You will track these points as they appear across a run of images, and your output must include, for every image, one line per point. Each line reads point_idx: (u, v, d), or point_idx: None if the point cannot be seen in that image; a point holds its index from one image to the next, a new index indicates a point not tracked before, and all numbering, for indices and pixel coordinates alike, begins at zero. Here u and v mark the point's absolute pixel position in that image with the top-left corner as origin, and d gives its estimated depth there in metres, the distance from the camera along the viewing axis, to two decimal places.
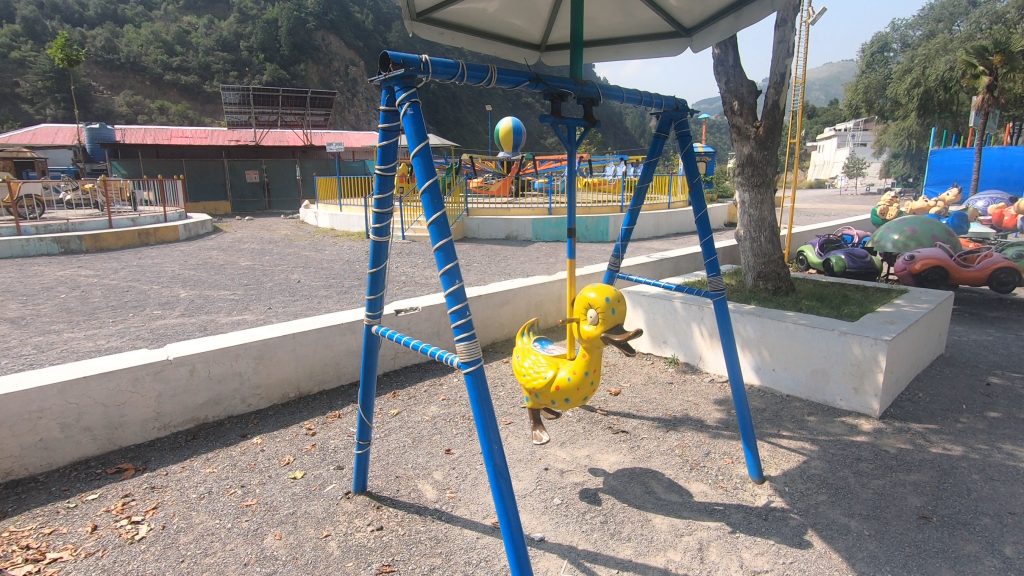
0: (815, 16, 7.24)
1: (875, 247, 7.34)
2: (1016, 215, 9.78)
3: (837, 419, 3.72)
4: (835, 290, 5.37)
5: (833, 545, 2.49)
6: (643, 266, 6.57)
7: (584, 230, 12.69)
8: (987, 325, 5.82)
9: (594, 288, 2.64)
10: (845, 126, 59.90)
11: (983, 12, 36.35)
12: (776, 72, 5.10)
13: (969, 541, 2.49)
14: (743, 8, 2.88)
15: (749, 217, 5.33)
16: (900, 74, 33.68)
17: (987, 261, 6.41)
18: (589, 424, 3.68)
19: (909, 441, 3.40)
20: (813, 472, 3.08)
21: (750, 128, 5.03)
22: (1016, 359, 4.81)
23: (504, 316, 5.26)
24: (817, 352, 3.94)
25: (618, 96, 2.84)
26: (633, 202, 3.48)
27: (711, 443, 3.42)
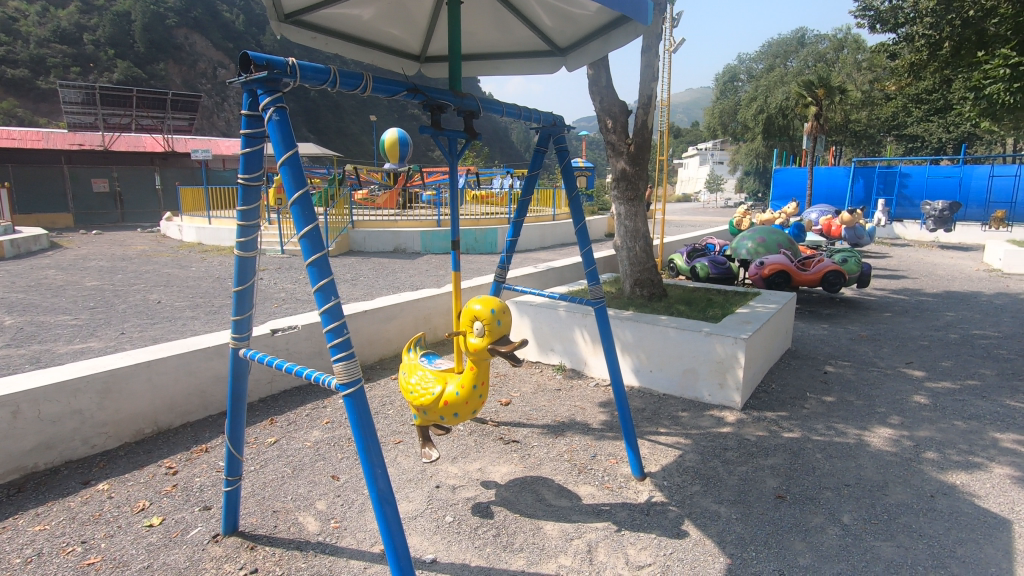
0: (676, 44, 7.95)
1: (733, 255, 8.16)
2: (840, 226, 11.34)
3: (706, 413, 4.04)
4: (701, 294, 5.86)
5: (706, 532, 2.68)
6: (529, 276, 6.74)
7: (473, 242, 12.77)
8: (822, 321, 6.69)
9: (479, 300, 2.64)
10: (704, 146, 66.35)
11: (808, 51, 42.27)
12: (643, 94, 5.50)
13: (815, 514, 2.81)
14: (611, 32, 3.04)
15: (625, 228, 5.66)
16: (747, 102, 38.14)
17: (821, 265, 7.29)
18: (480, 437, 3.66)
19: (766, 429, 3.78)
20: (687, 465, 3.31)
21: (623, 145, 5.41)
22: (845, 350, 5.56)
23: (392, 332, 5.11)
24: (687, 353, 4.26)
25: (498, 111, 2.87)
26: (517, 214, 3.54)
27: (597, 445, 3.56)
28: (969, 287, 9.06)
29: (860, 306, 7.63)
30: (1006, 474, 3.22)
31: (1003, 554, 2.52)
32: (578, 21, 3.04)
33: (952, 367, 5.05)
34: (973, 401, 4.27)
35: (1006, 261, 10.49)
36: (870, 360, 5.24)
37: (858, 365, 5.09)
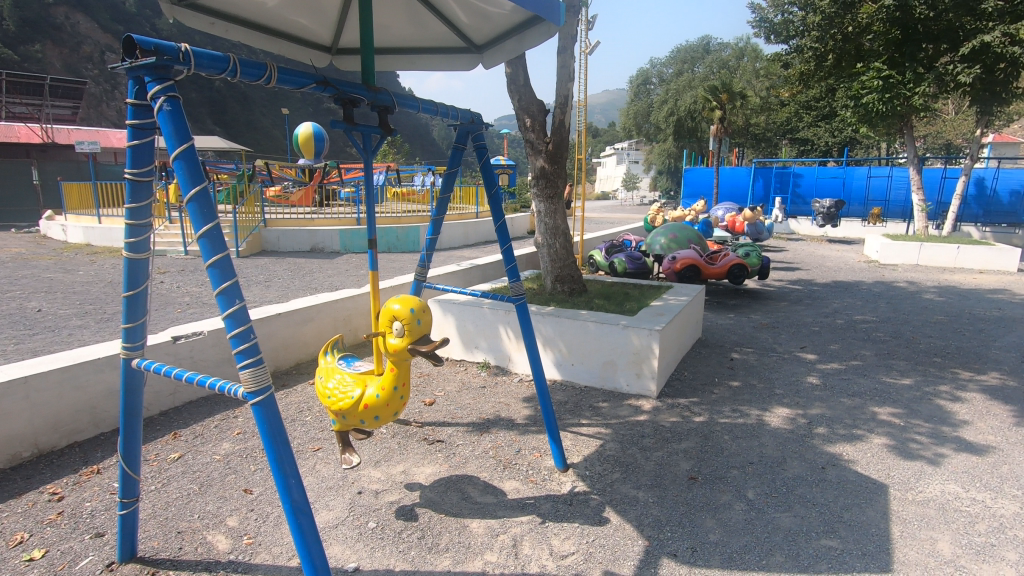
0: (590, 46, 8.19)
1: (648, 250, 8.56)
2: (743, 222, 12.18)
3: (624, 403, 4.21)
4: (618, 288, 6.08)
5: (625, 516, 2.79)
6: (452, 274, 6.69)
7: (395, 240, 12.48)
8: (729, 312, 7.15)
9: (398, 299, 2.59)
10: (621, 146, 68.74)
11: (713, 58, 44.83)
12: (560, 94, 5.62)
13: (724, 492, 3.01)
14: (525, 31, 3.07)
15: (545, 225, 5.76)
16: (659, 104, 39.92)
17: (726, 259, 7.80)
18: (403, 439, 3.60)
19: (679, 414, 3.99)
20: (608, 454, 3.43)
21: (542, 144, 5.50)
22: (748, 337, 5.99)
23: (309, 335, 4.90)
24: (606, 345, 4.41)
25: (414, 106, 2.82)
26: (436, 211, 3.50)
27: (521, 440, 3.60)
28: (853, 277, 10.04)
29: (761, 296, 8.23)
30: (883, 443, 3.60)
31: (883, 516, 2.81)
32: (493, 19, 3.04)
33: (839, 350, 5.58)
34: (857, 380, 4.74)
35: (883, 252, 11.74)
36: (770, 346, 5.67)
37: (759, 351, 5.50)
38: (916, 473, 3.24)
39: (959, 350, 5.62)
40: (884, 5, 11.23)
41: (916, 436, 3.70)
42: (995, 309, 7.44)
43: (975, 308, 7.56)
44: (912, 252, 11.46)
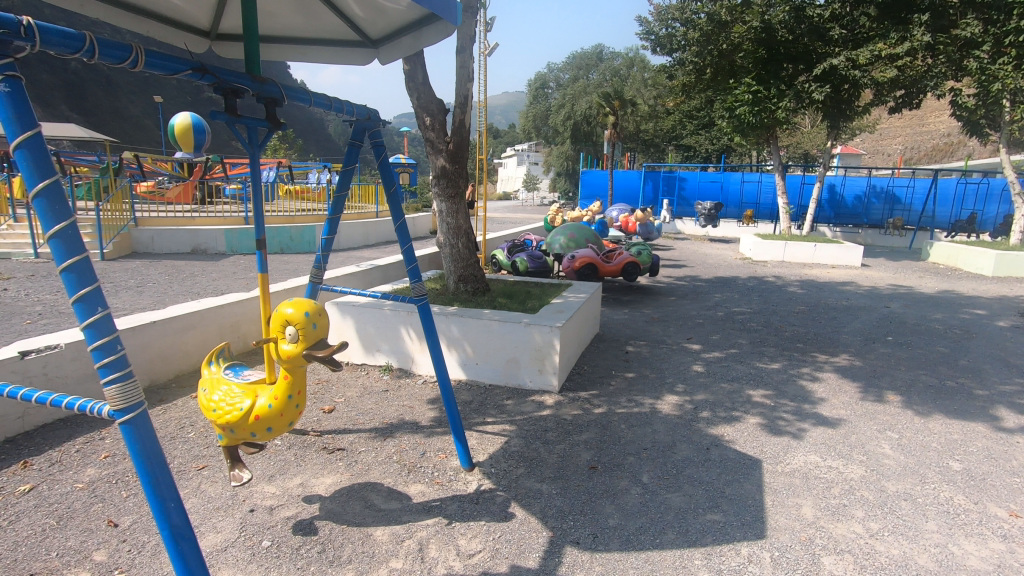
0: (489, 48, 8.26)
1: (548, 250, 8.86)
2: (635, 222, 12.92)
3: (528, 399, 4.30)
4: (520, 287, 6.20)
5: (530, 510, 2.85)
6: (351, 276, 6.47)
7: (288, 241, 11.78)
8: (623, 307, 7.55)
9: (291, 303, 2.45)
10: (521, 147, 70.02)
11: (606, 66, 47.02)
12: (460, 94, 5.61)
13: (621, 478, 3.17)
14: (422, 29, 3.03)
15: (447, 225, 5.72)
16: (557, 108, 41.19)
17: (620, 257, 8.22)
18: (300, 450, 3.42)
19: (580, 407, 4.15)
20: (512, 450, 3.49)
21: (442, 143, 5.46)
22: (641, 331, 6.36)
23: (191, 344, 4.50)
24: (509, 343, 4.48)
25: (306, 100, 2.67)
26: (332, 210, 3.35)
27: (426, 442, 3.55)
28: (730, 272, 11.02)
29: (652, 292, 8.78)
30: (757, 422, 3.99)
31: (757, 488, 3.12)
32: (389, 14, 2.98)
33: (719, 340, 6.10)
34: (735, 366, 5.21)
35: (755, 249, 12.98)
36: (661, 338, 6.07)
37: (651, 343, 5.87)
38: (784, 447, 3.62)
39: (817, 336, 6.36)
40: (753, 26, 12.40)
41: (784, 414, 4.13)
42: (844, 299, 8.52)
43: (829, 299, 8.59)
44: (778, 249, 12.81)
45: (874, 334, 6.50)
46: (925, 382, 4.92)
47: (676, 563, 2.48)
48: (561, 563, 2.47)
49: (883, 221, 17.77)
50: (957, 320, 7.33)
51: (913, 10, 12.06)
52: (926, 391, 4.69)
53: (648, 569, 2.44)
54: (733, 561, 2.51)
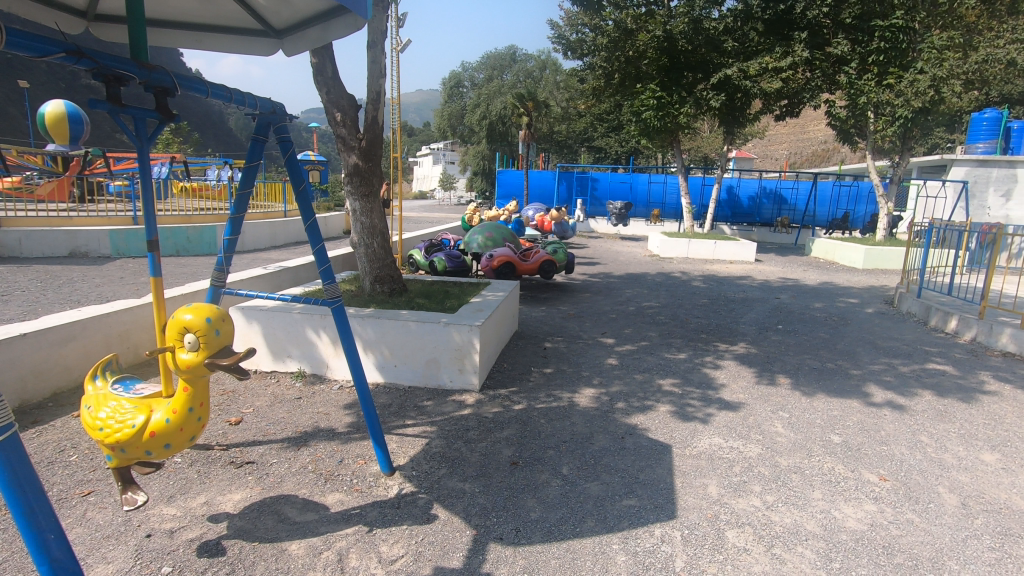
0: (401, 44, 8.12)
1: (466, 249, 8.84)
2: (551, 220, 13.24)
3: (449, 399, 4.28)
4: (438, 287, 6.14)
5: (453, 510, 2.84)
6: (258, 279, 6.10)
7: (185, 242, 10.89)
8: (541, 305, 7.70)
9: (190, 308, 2.27)
10: (436, 146, 69.28)
11: (520, 67, 47.59)
12: (372, 90, 5.46)
13: (542, 472, 3.24)
14: (328, 22, 2.92)
15: (361, 224, 5.55)
16: (472, 107, 41.17)
17: (538, 256, 8.36)
18: (204, 466, 3.18)
19: (500, 404, 4.19)
20: (434, 451, 3.46)
21: (354, 140, 5.29)
22: (558, 327, 6.52)
23: (71, 357, 4.05)
24: (428, 343, 4.43)
25: (203, 91, 2.49)
26: (234, 209, 3.15)
27: (344, 449, 3.44)
28: (640, 269, 11.56)
29: (568, 289, 9.02)
30: (667, 410, 4.22)
31: (668, 471, 3.31)
32: (293, 4, 2.84)
33: (631, 333, 6.39)
34: (646, 358, 5.48)
35: (662, 247, 13.70)
36: (577, 334, 6.26)
37: (568, 339, 6.04)
38: (691, 431, 3.87)
39: (718, 327, 6.84)
40: (656, 35, 13.05)
41: (690, 401, 4.41)
42: (740, 292, 9.22)
43: (728, 292, 9.25)
44: (683, 246, 13.60)
45: (767, 324, 7.08)
46: (810, 365, 5.44)
47: (595, 550, 2.57)
48: (485, 560, 2.48)
49: (773, 220, 19.37)
50: (835, 309, 8.17)
51: (794, 27, 13.31)
52: (811, 373, 5.20)
53: (570, 558, 2.51)
54: (648, 542, 2.64)
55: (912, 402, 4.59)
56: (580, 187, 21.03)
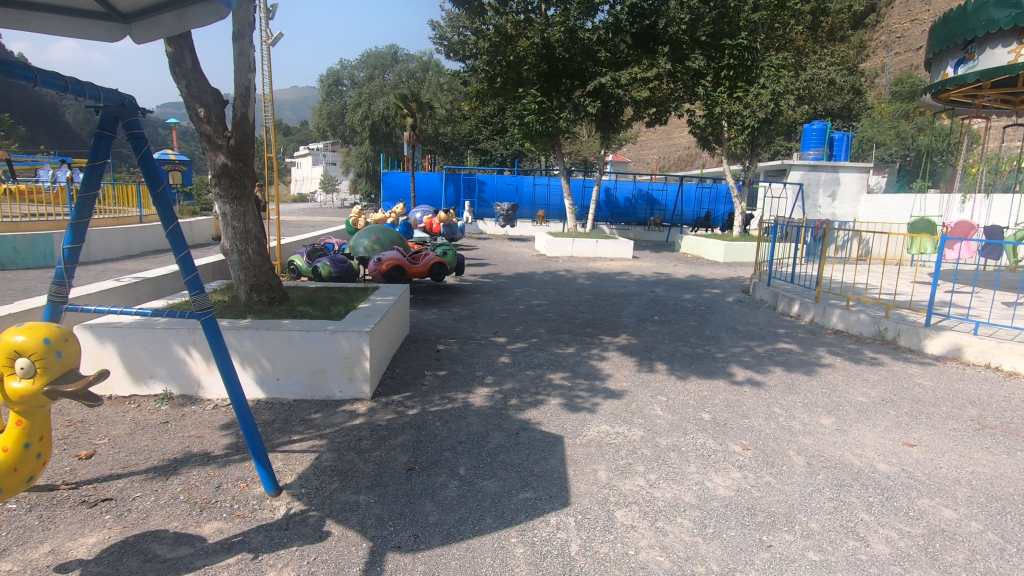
0: (272, 37, 7.64)
1: (352, 253, 8.56)
2: (439, 223, 13.22)
3: (338, 409, 4.10)
4: (323, 294, 5.86)
5: (347, 524, 2.74)
6: (109, 292, 5.42)
7: (13, 253, 9.37)
8: (432, 307, 7.64)
9: (22, 329, 2.00)
10: (315, 146, 65.93)
11: (402, 67, 46.71)
12: (240, 85, 5.07)
13: (439, 475, 3.23)
14: (186, 8, 2.68)
15: (232, 229, 5.12)
16: (353, 106, 39.77)
17: (427, 258, 8.30)
18: (49, 509, 2.77)
19: (393, 411, 4.10)
20: (324, 465, 3.30)
21: (221, 138, 4.88)
22: (450, 329, 6.52)
23: None
24: (314, 353, 4.22)
25: (28, 77, 2.18)
26: (76, 213, 2.77)
27: (221, 473, 3.16)
28: (528, 268, 11.87)
29: (459, 290, 9.04)
30: (558, 402, 4.40)
31: (561, 461, 3.44)
32: None
33: (522, 331, 6.56)
34: (536, 354, 5.66)
35: (549, 247, 14.17)
36: (469, 335, 6.30)
37: (461, 340, 6.06)
38: (581, 421, 4.06)
39: (602, 321, 7.24)
40: (535, 42, 13.45)
41: (579, 392, 4.63)
42: (621, 287, 9.82)
43: (609, 288, 9.83)
44: (567, 245, 14.19)
45: (645, 316, 7.63)
46: (683, 351, 5.95)
47: (494, 545, 2.61)
48: (382, 571, 2.42)
49: (647, 219, 20.86)
50: (702, 299, 9.01)
51: (658, 42, 14.46)
52: (684, 359, 5.68)
53: (469, 557, 2.53)
54: (544, 531, 2.73)
55: (766, 378, 5.19)
56: (467, 188, 21.13)
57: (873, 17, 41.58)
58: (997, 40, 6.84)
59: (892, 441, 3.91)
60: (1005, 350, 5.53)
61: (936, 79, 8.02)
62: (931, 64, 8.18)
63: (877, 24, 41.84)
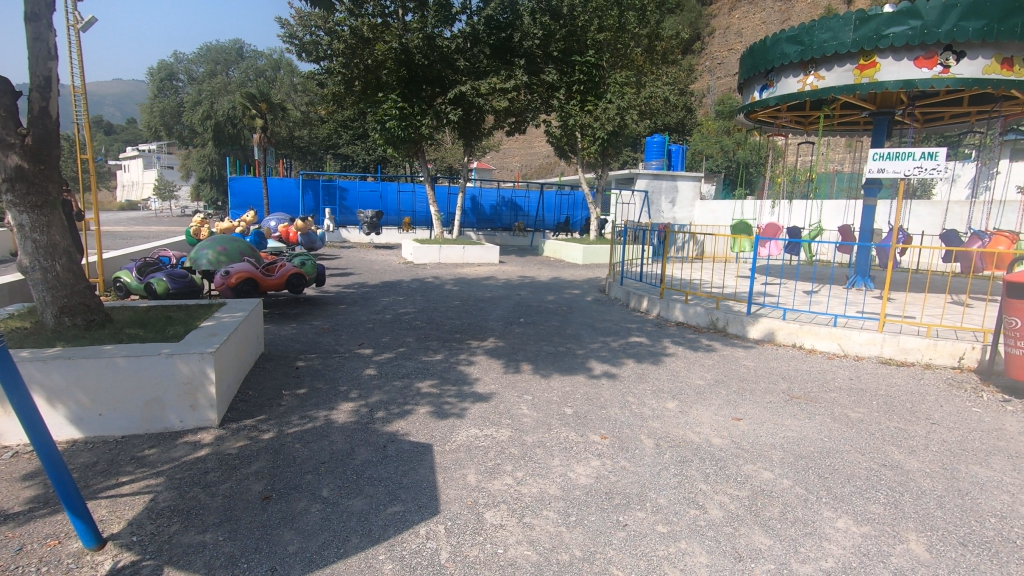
0: (81, 21, 6.64)
1: (194, 266, 7.73)
2: (296, 232, 12.55)
3: (179, 442, 3.67)
4: (156, 313, 5.21)
5: (191, 569, 2.45)
6: None
7: None
8: (290, 322, 7.14)
9: None
10: (147, 148, 58.50)
11: (248, 64, 43.21)
12: (37, 75, 4.33)
13: (300, 500, 3.03)
14: None
15: (33, 242, 4.34)
16: (191, 104, 35.95)
17: (284, 269, 7.71)
18: None
19: (245, 437, 3.77)
20: (161, 506, 2.93)
21: (13, 136, 4.15)
22: (311, 344, 6.15)
23: None
24: (146, 381, 3.74)
25: None
26: None
27: (23, 533, 2.66)
28: (395, 277, 11.60)
29: (320, 302, 8.58)
30: (426, 410, 4.36)
31: (430, 470, 3.41)
32: None
33: (389, 341, 6.40)
34: (404, 363, 5.55)
35: (416, 254, 13.99)
36: (332, 348, 5.99)
37: (322, 354, 5.75)
38: (450, 427, 4.06)
39: (470, 325, 7.32)
40: (394, 46, 13.22)
41: (448, 398, 4.63)
42: (488, 292, 10.01)
43: (477, 293, 9.98)
44: (435, 252, 14.15)
45: (511, 318, 7.86)
46: (547, 350, 6.23)
47: (361, 566, 2.51)
48: None
49: (511, 225, 21.53)
50: (563, 300, 9.51)
51: (514, 54, 14.98)
52: (548, 358, 5.94)
53: None
54: (414, 543, 2.69)
55: (620, 370, 5.62)
56: (327, 195, 20.11)
57: (698, 45, 47.19)
58: (789, 70, 8.13)
59: (724, 417, 4.44)
60: (805, 331, 6.56)
61: (746, 101, 9.31)
62: (742, 88, 9.48)
63: (702, 50, 47.51)
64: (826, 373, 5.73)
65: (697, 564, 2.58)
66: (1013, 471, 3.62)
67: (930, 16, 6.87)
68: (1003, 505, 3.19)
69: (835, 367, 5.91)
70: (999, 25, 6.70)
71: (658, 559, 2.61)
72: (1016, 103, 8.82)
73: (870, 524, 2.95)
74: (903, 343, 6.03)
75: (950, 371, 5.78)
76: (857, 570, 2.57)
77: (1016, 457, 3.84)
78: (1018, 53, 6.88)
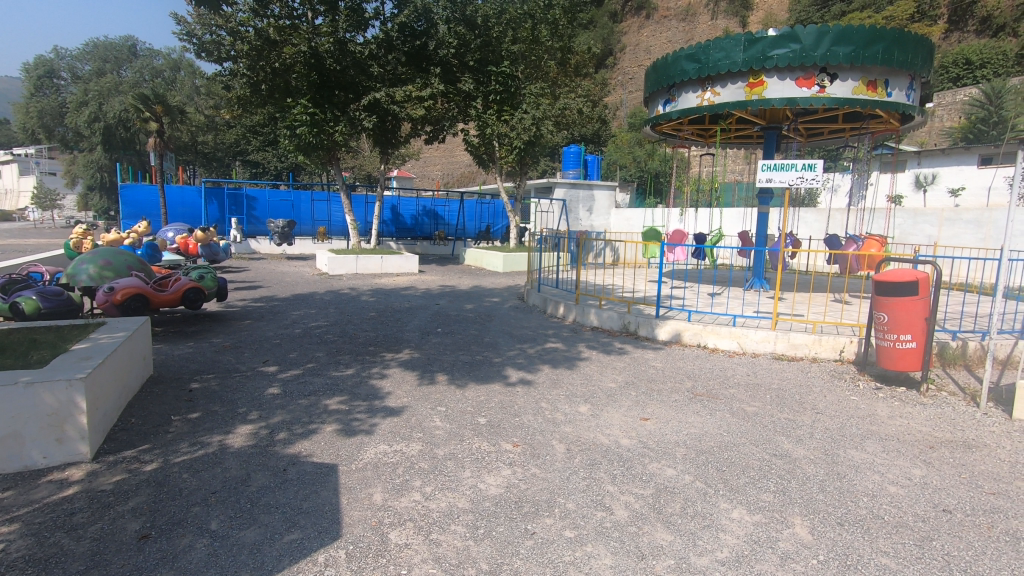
0: None
1: (71, 282, 6.97)
2: (196, 244, 11.69)
3: (42, 481, 3.26)
4: (18, 336, 4.63)
5: None
6: None
7: None
8: (186, 340, 6.60)
9: None
10: (24, 152, 52.70)
11: (142, 63, 40.03)
12: None
13: (183, 536, 2.77)
14: None
15: None
16: (74, 105, 32.76)
17: (178, 284, 7.14)
18: None
19: (124, 470, 3.41)
20: (14, 557, 2.57)
21: None
22: (208, 363, 5.71)
23: None
24: (0, 414, 3.29)
25: None
26: None
27: None
28: (307, 289, 11.08)
29: (222, 318, 8.02)
30: (333, 429, 4.15)
31: (333, 492, 3.24)
32: None
33: (296, 357, 6.07)
34: (311, 380, 5.27)
35: (330, 265, 13.46)
36: (232, 367, 5.60)
37: (221, 374, 5.35)
38: (357, 445, 3.89)
39: (385, 338, 7.11)
40: (302, 49, 12.71)
41: (357, 415, 4.44)
42: (405, 302, 9.80)
43: (394, 303, 9.73)
44: (351, 263, 13.70)
45: (428, 329, 7.72)
46: (463, 360, 6.17)
47: None
48: None
49: (432, 234, 21.29)
50: (482, 308, 9.48)
51: (430, 62, 14.84)
52: (464, 367, 5.87)
53: None
54: (311, 572, 2.53)
55: (536, 377, 5.66)
56: (234, 205, 18.87)
57: (611, 60, 49.18)
58: (688, 86, 8.62)
59: (633, 418, 4.58)
60: (709, 331, 6.93)
61: (651, 114, 9.76)
62: (647, 101, 9.92)
63: (615, 65, 49.54)
64: (727, 371, 6.06)
65: (601, 567, 2.61)
66: (882, 453, 3.99)
67: (807, 40, 7.56)
68: (875, 484, 3.51)
69: (734, 365, 6.28)
70: (863, 51, 7.50)
71: (564, 564, 2.62)
72: (881, 121, 9.83)
73: (761, 512, 3.13)
74: (792, 340, 6.52)
75: (833, 364, 6.32)
76: (749, 556, 2.71)
77: (885, 440, 4.24)
78: (880, 77, 7.73)
